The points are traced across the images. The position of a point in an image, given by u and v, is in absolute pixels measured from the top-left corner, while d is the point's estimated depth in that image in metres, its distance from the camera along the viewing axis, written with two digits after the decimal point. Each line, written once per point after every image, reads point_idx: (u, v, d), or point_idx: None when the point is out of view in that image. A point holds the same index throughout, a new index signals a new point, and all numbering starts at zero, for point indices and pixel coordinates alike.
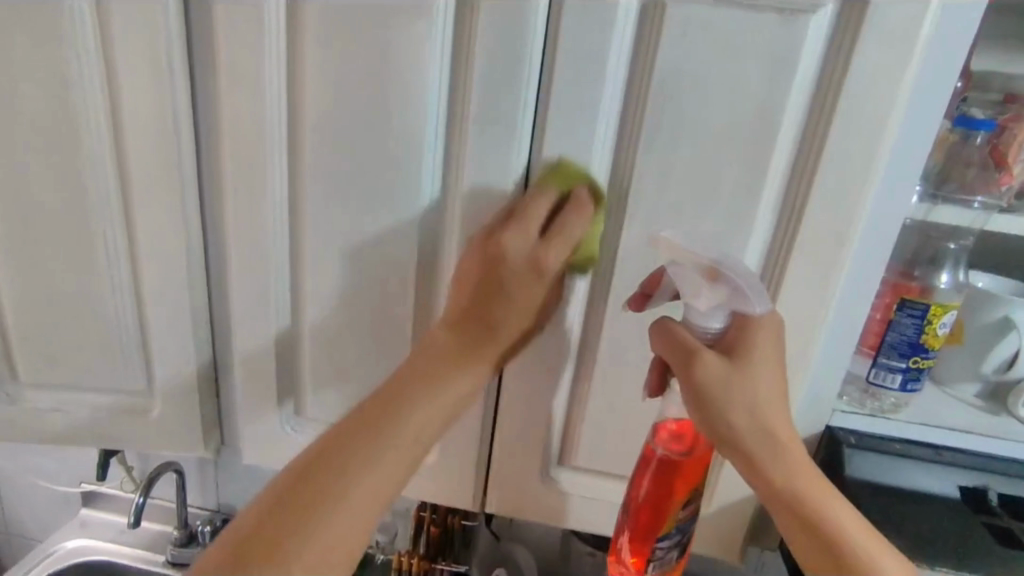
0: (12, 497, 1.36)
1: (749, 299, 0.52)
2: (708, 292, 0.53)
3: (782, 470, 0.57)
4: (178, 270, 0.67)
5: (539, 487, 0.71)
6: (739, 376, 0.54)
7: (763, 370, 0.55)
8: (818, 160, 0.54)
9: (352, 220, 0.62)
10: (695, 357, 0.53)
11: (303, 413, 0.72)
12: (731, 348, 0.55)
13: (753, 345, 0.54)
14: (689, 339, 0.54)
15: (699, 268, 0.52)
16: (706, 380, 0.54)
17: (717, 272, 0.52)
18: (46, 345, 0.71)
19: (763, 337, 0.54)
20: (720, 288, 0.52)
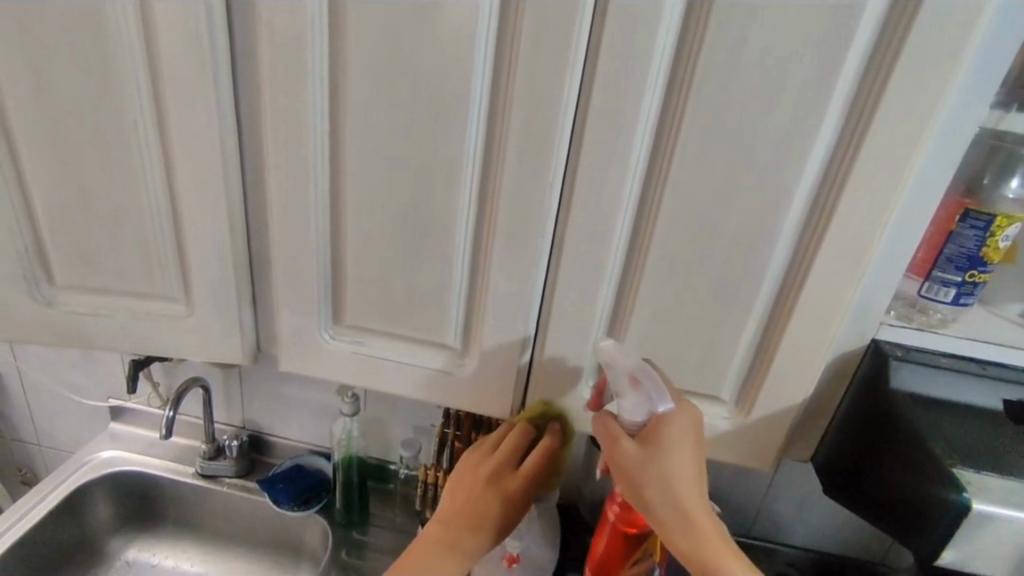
0: (42, 410, 1.39)
1: (660, 403, 0.62)
2: (631, 393, 0.62)
3: (694, 547, 0.58)
4: (211, 172, 0.63)
5: (578, 397, 0.71)
6: (652, 455, 0.61)
7: (677, 455, 0.60)
8: (899, 53, 0.50)
9: (393, 121, 0.59)
10: (614, 442, 0.62)
11: (341, 321, 0.72)
12: (650, 436, 0.62)
13: (665, 430, 0.61)
14: (613, 428, 0.63)
15: (623, 374, 0.61)
16: (620, 460, 0.62)
17: (637, 378, 0.61)
18: (79, 251, 0.69)
19: (675, 428, 0.61)
20: (637, 388, 0.62)
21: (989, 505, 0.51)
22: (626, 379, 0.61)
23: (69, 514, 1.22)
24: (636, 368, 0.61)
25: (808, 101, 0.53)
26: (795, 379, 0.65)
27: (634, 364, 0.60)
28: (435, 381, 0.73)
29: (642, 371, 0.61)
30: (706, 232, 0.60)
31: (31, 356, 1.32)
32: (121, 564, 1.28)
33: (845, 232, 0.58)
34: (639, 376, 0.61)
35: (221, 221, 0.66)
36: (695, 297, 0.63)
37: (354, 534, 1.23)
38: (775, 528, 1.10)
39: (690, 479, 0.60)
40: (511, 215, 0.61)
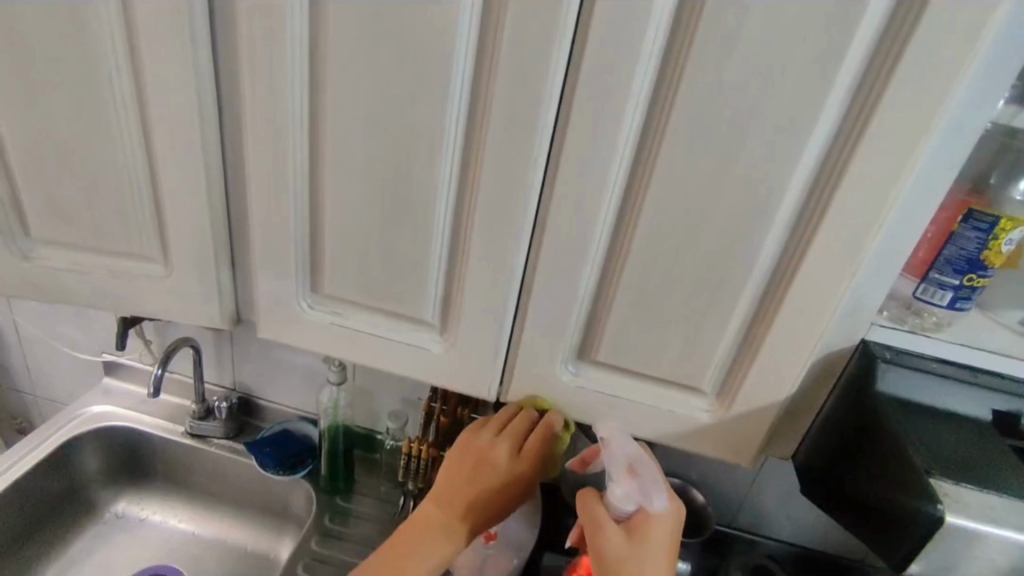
0: (37, 361, 1.40)
1: (652, 496, 0.67)
2: (626, 481, 0.68)
3: None
4: (189, 131, 0.62)
5: (557, 381, 0.70)
6: (638, 546, 0.66)
7: (659, 551, 0.66)
8: (908, 39, 0.47)
9: (375, 87, 0.57)
10: (601, 532, 0.67)
11: (320, 290, 0.71)
12: (635, 529, 0.67)
13: (652, 522, 0.67)
14: (600, 515, 0.68)
15: (622, 463, 0.67)
16: (605, 550, 0.66)
17: (634, 467, 0.67)
18: (56, 207, 0.68)
19: (660, 519, 0.67)
20: (633, 478, 0.68)
21: (961, 519, 0.49)
22: (623, 464, 0.67)
23: (60, 466, 1.23)
24: (633, 456, 0.67)
25: (807, 88, 0.50)
26: (779, 375, 0.64)
27: (634, 451, 0.67)
28: (412, 355, 0.71)
29: (639, 460, 0.68)
30: (694, 220, 0.58)
31: (24, 307, 1.32)
32: (110, 516, 1.30)
33: (838, 228, 0.55)
34: (637, 466, 0.68)
35: (199, 183, 0.64)
36: (679, 287, 0.61)
37: (339, 501, 1.24)
38: (758, 520, 1.09)
39: (663, 570, 0.66)
40: (493, 192, 0.59)
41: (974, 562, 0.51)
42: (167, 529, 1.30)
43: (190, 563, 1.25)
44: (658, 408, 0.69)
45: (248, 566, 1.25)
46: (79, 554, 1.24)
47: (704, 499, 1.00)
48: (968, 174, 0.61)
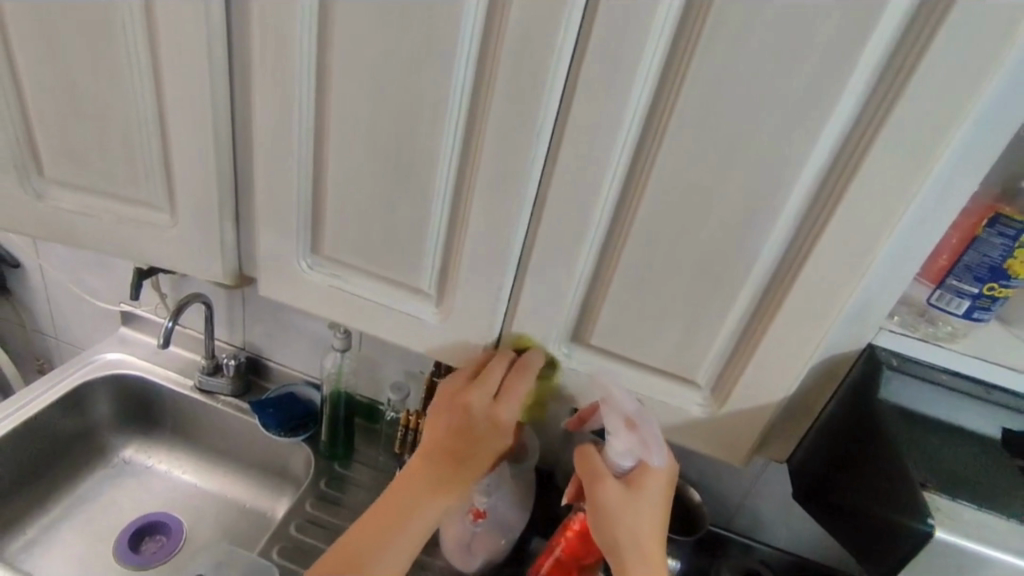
0: (60, 306, 1.44)
1: (652, 450, 0.66)
2: (625, 434, 0.66)
3: None
4: (198, 80, 0.62)
5: (550, 362, 0.69)
6: (635, 501, 0.66)
7: (654, 501, 0.67)
8: (939, 25, 0.44)
9: (383, 46, 0.56)
10: (600, 481, 0.67)
11: (320, 251, 0.71)
12: (633, 479, 0.67)
13: (650, 476, 0.67)
14: (599, 467, 0.68)
15: (622, 416, 0.66)
16: (603, 501, 0.66)
17: (635, 422, 0.66)
18: (69, 149, 0.69)
19: (657, 476, 0.68)
20: (633, 435, 0.66)
21: (951, 534, 0.47)
22: (624, 419, 0.66)
23: (72, 407, 1.27)
24: (633, 411, 0.65)
25: (826, 70, 0.48)
26: (778, 374, 0.61)
27: (633, 407, 0.65)
28: (407, 324, 0.71)
29: (640, 417, 0.66)
30: (699, 205, 0.56)
31: (50, 252, 1.36)
32: (118, 461, 1.33)
33: (850, 223, 0.53)
34: (638, 421, 0.66)
35: (205, 134, 0.64)
36: (679, 273, 0.59)
37: (337, 467, 1.26)
38: (756, 525, 1.07)
39: (655, 523, 0.67)
40: (495, 161, 0.58)
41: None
42: (171, 479, 1.33)
43: (191, 514, 1.28)
44: (651, 397, 0.68)
45: (245, 522, 1.27)
46: (86, 495, 1.27)
47: (698, 498, 1.00)
48: (999, 176, 0.58)
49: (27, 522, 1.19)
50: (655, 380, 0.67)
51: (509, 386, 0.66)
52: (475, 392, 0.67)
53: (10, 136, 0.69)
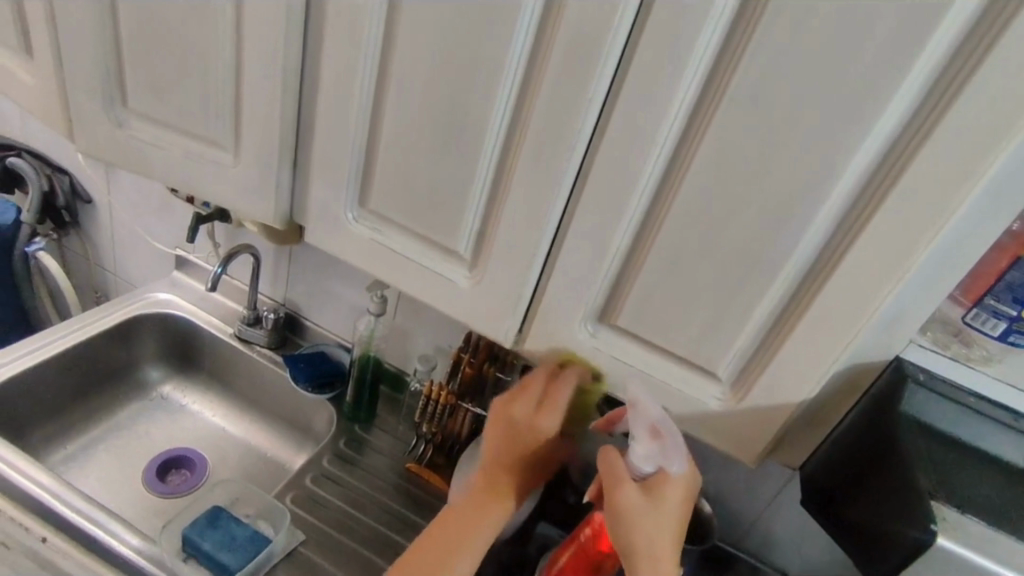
0: (122, 244, 1.53)
1: (672, 458, 0.67)
2: (649, 442, 0.67)
3: None
4: (275, 28, 0.66)
5: (573, 338, 0.70)
6: (655, 505, 0.67)
7: (671, 510, 0.67)
8: (1003, 31, 0.44)
9: (450, 9, 0.59)
10: (621, 483, 0.67)
11: (366, 206, 0.74)
12: (652, 486, 0.68)
13: (669, 486, 0.68)
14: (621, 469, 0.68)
15: (648, 423, 0.65)
16: (624, 503, 0.66)
17: (659, 430, 0.66)
18: (152, 83, 0.75)
19: (678, 486, 0.68)
20: (656, 442, 0.67)
21: (953, 543, 0.46)
22: (648, 425, 0.66)
23: (121, 337, 1.34)
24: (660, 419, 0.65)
25: (882, 66, 0.48)
26: (799, 374, 0.61)
27: (659, 415, 0.65)
28: (439, 285, 0.73)
29: (663, 425, 0.66)
30: (738, 195, 0.56)
31: (120, 192, 1.44)
32: (156, 395, 1.40)
33: (891, 227, 0.52)
34: (660, 428, 0.66)
35: (275, 81, 0.68)
36: (712, 260, 0.60)
37: (357, 430, 1.30)
38: (766, 545, 1.06)
39: (670, 531, 0.67)
40: (543, 131, 0.60)
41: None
42: (203, 420, 1.39)
43: (216, 454, 1.33)
44: (669, 385, 0.68)
45: (265, 470, 1.32)
46: (123, 422, 1.34)
47: (709, 511, 0.99)
48: None
49: (67, 439, 1.27)
50: (675, 367, 0.68)
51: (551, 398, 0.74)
52: (521, 404, 0.77)
53: (101, 67, 0.75)
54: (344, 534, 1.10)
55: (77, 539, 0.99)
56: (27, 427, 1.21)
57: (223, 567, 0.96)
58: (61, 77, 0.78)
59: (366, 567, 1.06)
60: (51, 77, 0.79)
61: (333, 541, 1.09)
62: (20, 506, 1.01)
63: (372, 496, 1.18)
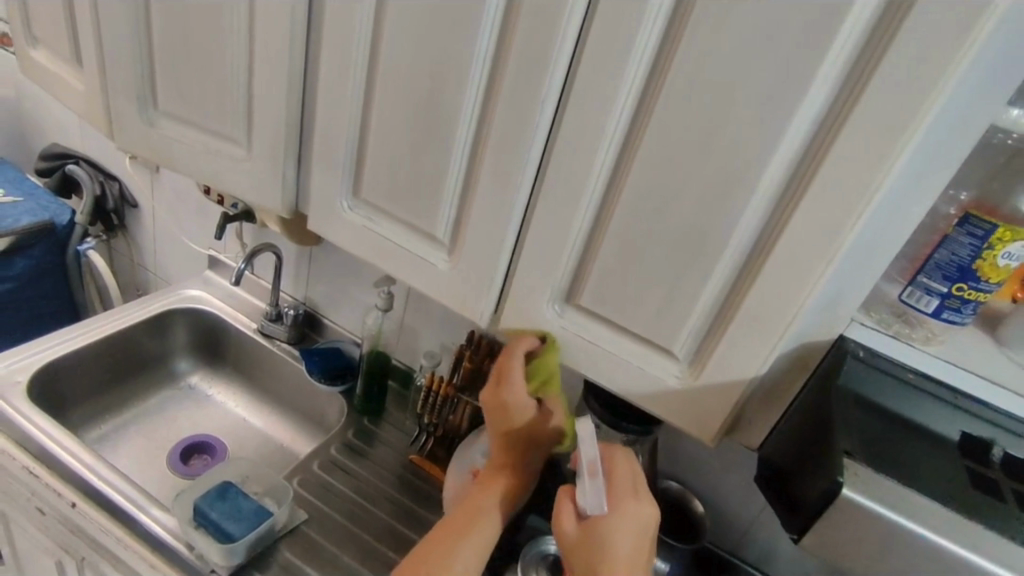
0: (162, 246, 1.66)
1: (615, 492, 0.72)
2: (588, 480, 0.72)
3: None
4: (281, 36, 0.74)
5: (544, 318, 0.75)
6: (597, 542, 0.70)
7: (622, 544, 0.69)
8: (905, 18, 0.48)
9: (427, 16, 0.67)
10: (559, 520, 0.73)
11: (359, 195, 0.81)
12: (593, 523, 0.71)
13: (612, 522, 0.70)
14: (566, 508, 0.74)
15: (584, 461, 0.73)
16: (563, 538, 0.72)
17: (594, 467, 0.73)
18: (179, 85, 0.85)
19: (627, 522, 0.70)
20: (595, 478, 0.72)
21: (859, 495, 0.47)
22: (586, 464, 0.73)
23: (154, 329, 1.45)
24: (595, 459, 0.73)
25: (797, 55, 0.53)
26: (748, 351, 0.64)
27: (594, 453, 0.72)
28: (421, 267, 0.79)
29: (596, 462, 0.73)
30: (681, 176, 0.61)
31: (162, 196, 1.58)
32: (184, 386, 1.51)
33: (819, 206, 0.56)
34: (595, 465, 0.73)
35: (281, 82, 0.77)
36: (661, 241, 0.64)
37: (365, 422, 1.36)
38: (760, 554, 1.05)
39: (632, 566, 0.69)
40: (508, 122, 0.66)
41: (912, 563, 0.47)
42: (225, 409, 1.48)
43: (235, 442, 1.42)
44: (630, 362, 0.72)
45: (278, 460, 1.39)
46: (153, 408, 1.44)
47: (702, 512, 1.01)
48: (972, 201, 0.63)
49: (102, 420, 1.37)
50: (635, 346, 0.72)
51: (509, 365, 0.78)
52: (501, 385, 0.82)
53: (138, 72, 0.86)
54: (344, 516, 1.16)
55: (98, 504, 1.08)
56: (67, 406, 1.32)
57: (227, 535, 1.00)
58: (104, 80, 0.89)
59: (361, 549, 1.11)
60: (95, 82, 0.91)
61: (336, 525, 1.14)
62: (56, 474, 1.10)
63: (376, 485, 1.23)
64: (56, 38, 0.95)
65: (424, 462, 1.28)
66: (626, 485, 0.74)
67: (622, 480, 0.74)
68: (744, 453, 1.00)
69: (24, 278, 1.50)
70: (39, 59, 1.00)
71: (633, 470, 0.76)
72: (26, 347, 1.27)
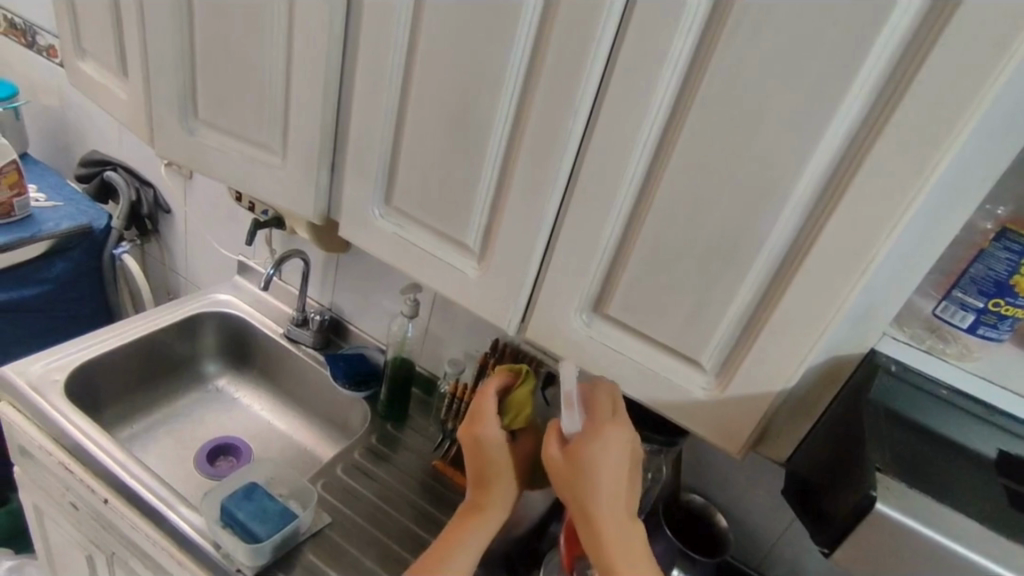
0: (194, 251, 1.70)
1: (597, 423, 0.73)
2: (567, 409, 0.73)
3: (596, 537, 0.68)
4: (320, 47, 0.77)
5: (571, 326, 0.75)
6: (577, 466, 0.69)
7: (602, 467, 0.68)
8: (941, 31, 0.48)
9: (462, 28, 0.68)
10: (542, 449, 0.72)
11: (390, 203, 0.83)
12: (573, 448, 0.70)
13: (590, 447, 0.69)
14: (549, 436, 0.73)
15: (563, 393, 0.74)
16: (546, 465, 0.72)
17: (570, 397, 0.74)
18: (218, 95, 0.88)
19: (606, 449, 0.69)
20: (572, 408, 0.73)
21: (894, 509, 0.47)
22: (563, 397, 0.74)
23: (185, 332, 1.49)
24: (572, 391, 0.74)
25: (829, 69, 0.53)
26: (777, 363, 0.64)
27: (570, 384, 0.74)
28: (450, 276, 0.81)
29: (572, 392, 0.74)
30: (712, 187, 0.61)
31: (195, 203, 1.62)
32: (212, 388, 1.54)
33: (851, 219, 0.56)
34: (571, 396, 0.74)
35: (318, 92, 0.79)
36: (690, 250, 0.65)
37: (389, 427, 1.37)
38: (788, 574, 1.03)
39: (615, 490, 0.68)
40: (540, 132, 0.67)
41: None
42: (251, 412, 1.51)
43: (260, 445, 1.44)
44: (657, 373, 0.72)
45: (302, 463, 1.41)
46: (182, 409, 1.47)
47: (726, 527, 0.99)
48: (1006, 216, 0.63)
49: (133, 420, 1.40)
50: (662, 357, 0.72)
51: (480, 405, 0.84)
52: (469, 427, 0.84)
53: (180, 82, 0.90)
54: (367, 521, 1.17)
55: (129, 501, 1.10)
56: (100, 405, 1.36)
57: (254, 536, 1.01)
58: (147, 90, 0.93)
59: (384, 553, 1.12)
60: (139, 93, 0.94)
61: (359, 529, 1.15)
62: (90, 471, 1.13)
63: (399, 491, 1.24)
64: (103, 49, 0.99)
65: (446, 469, 1.29)
66: (607, 409, 0.72)
67: (601, 402, 0.73)
68: (770, 468, 0.98)
69: (62, 280, 1.55)
70: (86, 69, 1.04)
71: (614, 393, 0.74)
72: (60, 348, 1.31)
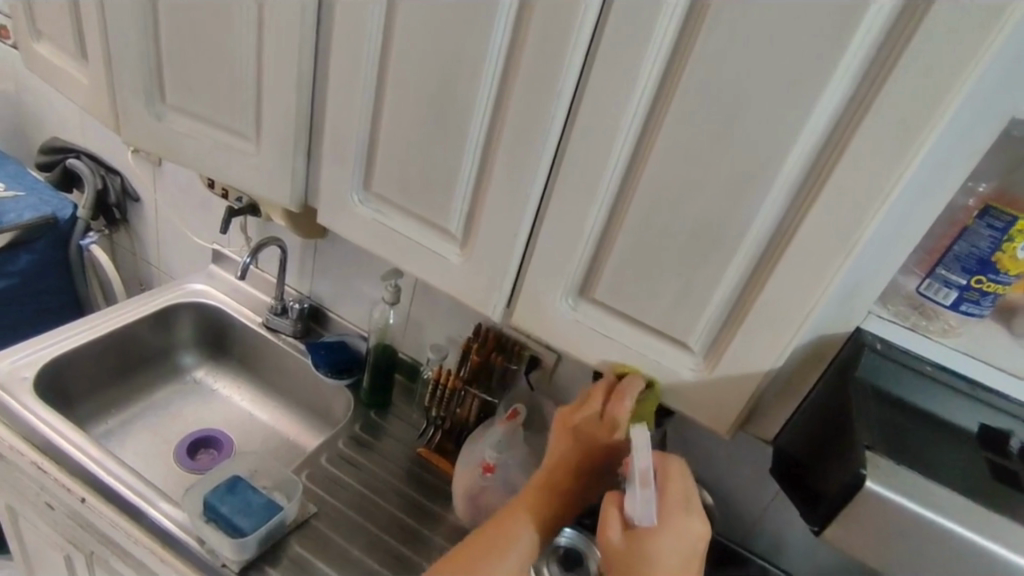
0: (166, 241, 1.66)
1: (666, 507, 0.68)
2: (641, 490, 0.68)
3: None
4: (291, 28, 0.73)
5: (558, 311, 0.75)
6: (640, 555, 0.65)
7: (668, 559, 0.65)
8: (929, 9, 0.48)
9: (440, 7, 0.66)
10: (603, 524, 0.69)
11: (370, 188, 0.81)
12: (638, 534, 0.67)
13: (659, 539, 0.66)
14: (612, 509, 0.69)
15: (637, 468, 0.69)
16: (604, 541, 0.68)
17: (648, 476, 0.68)
18: (186, 78, 0.84)
19: (674, 540, 0.66)
20: (647, 489, 0.68)
21: (882, 487, 0.48)
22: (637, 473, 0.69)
23: (159, 323, 1.45)
24: (647, 467, 0.69)
25: (817, 47, 0.52)
26: (765, 344, 0.64)
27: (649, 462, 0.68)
28: (434, 262, 0.79)
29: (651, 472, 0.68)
30: (699, 169, 0.60)
31: (165, 190, 1.57)
32: (190, 380, 1.50)
33: (837, 199, 0.56)
34: (649, 475, 0.68)
35: (291, 74, 0.76)
36: (676, 233, 0.64)
37: (373, 415, 1.36)
38: (773, 547, 1.05)
39: None
40: (522, 117, 0.66)
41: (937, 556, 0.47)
42: (231, 403, 1.48)
43: (242, 437, 1.42)
44: (645, 356, 0.72)
45: (285, 454, 1.40)
46: (159, 402, 1.44)
47: (711, 503, 1.01)
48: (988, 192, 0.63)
49: (108, 415, 1.37)
50: (649, 339, 0.72)
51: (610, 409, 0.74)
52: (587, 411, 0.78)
53: (144, 65, 0.86)
54: (354, 509, 1.16)
55: (107, 499, 1.07)
56: (73, 401, 1.31)
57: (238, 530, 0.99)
58: (110, 74, 0.88)
59: (371, 540, 1.11)
60: (100, 76, 0.90)
61: (346, 518, 1.14)
62: (65, 469, 1.10)
63: (385, 478, 1.24)
64: (59, 30, 0.94)
65: (432, 456, 1.28)
66: (678, 497, 0.70)
67: (674, 494, 0.70)
68: (754, 445, 1.00)
69: (27, 274, 1.49)
70: (43, 52, 0.99)
71: (685, 477, 0.72)
72: (27, 345, 1.26)
